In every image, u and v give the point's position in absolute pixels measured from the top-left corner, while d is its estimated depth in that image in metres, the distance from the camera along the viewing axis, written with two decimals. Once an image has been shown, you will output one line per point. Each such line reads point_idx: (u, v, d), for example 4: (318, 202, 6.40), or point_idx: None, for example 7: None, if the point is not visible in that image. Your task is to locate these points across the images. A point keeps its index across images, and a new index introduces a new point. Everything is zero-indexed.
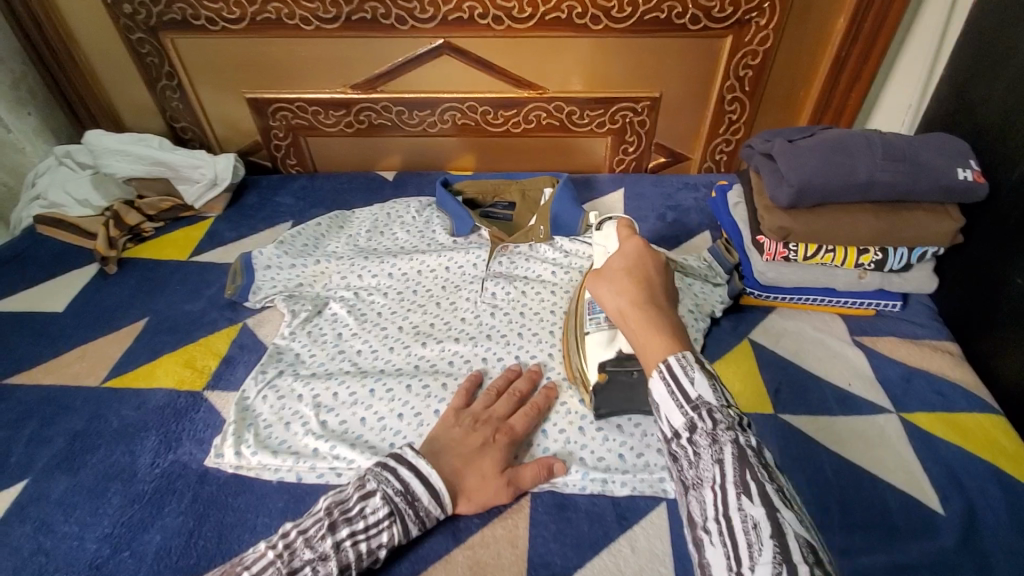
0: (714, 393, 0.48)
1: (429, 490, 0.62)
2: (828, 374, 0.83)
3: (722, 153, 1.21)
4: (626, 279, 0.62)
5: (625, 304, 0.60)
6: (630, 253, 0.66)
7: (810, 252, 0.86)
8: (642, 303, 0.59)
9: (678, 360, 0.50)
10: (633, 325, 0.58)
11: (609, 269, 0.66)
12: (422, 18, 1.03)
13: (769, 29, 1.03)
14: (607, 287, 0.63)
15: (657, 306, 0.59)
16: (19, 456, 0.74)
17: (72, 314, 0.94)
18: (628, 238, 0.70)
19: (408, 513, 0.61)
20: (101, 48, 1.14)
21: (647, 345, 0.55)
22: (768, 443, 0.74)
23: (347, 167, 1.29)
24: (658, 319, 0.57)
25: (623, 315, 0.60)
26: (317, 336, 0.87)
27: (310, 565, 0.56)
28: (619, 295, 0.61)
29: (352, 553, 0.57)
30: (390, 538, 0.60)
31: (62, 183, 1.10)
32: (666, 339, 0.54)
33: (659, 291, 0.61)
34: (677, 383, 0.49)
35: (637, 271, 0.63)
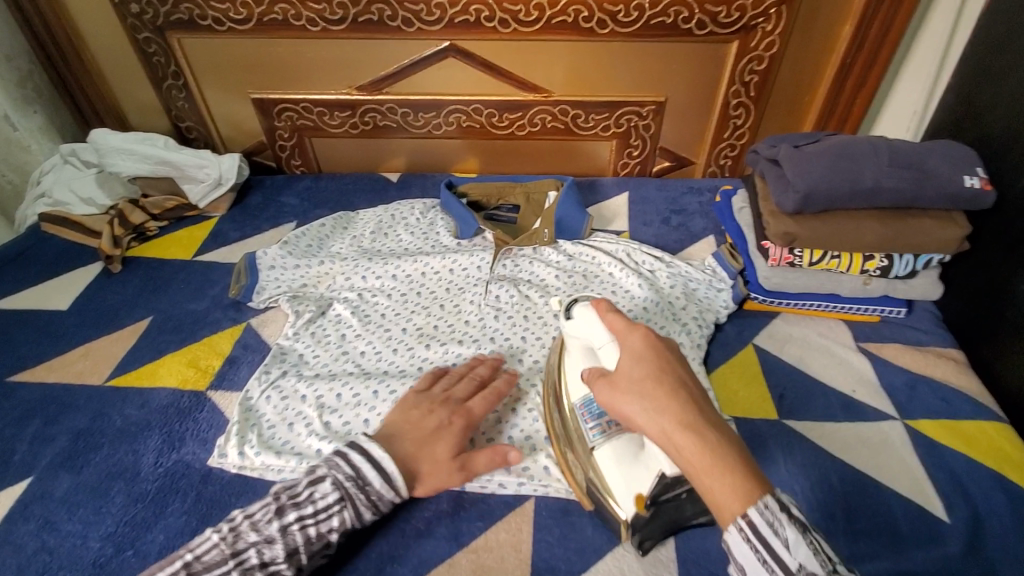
0: (808, 551, 0.43)
1: (380, 476, 0.60)
2: (832, 381, 0.83)
3: (726, 158, 1.21)
4: (656, 391, 0.50)
5: (669, 424, 0.48)
6: (643, 352, 0.54)
7: (815, 257, 0.86)
8: (689, 420, 0.48)
9: (764, 516, 0.43)
10: (690, 456, 0.46)
11: (625, 374, 0.53)
12: (428, 20, 1.03)
13: (776, 35, 1.03)
14: (637, 400, 0.50)
15: (707, 422, 0.48)
16: (23, 454, 0.73)
17: (77, 311, 0.94)
18: (628, 331, 0.58)
19: (359, 498, 0.59)
20: (107, 47, 1.14)
21: (717, 494, 0.45)
22: (771, 449, 0.74)
23: (351, 167, 1.29)
24: (715, 443, 0.46)
25: (667, 440, 0.48)
26: (321, 336, 0.87)
27: (254, 548, 0.57)
28: (658, 413, 0.48)
29: (298, 537, 0.57)
30: (341, 523, 0.59)
31: (67, 182, 1.11)
32: (737, 476, 0.45)
33: (699, 398, 0.50)
34: (772, 550, 0.43)
35: (667, 373, 0.51)
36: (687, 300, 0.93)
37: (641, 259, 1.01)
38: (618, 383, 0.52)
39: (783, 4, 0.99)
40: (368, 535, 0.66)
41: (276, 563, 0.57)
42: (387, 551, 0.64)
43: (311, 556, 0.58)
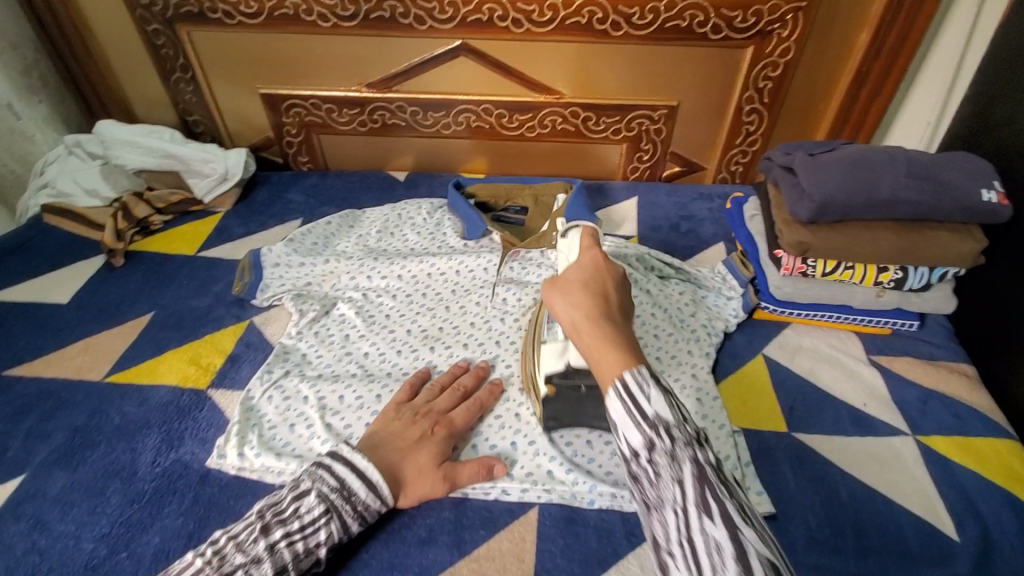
0: (669, 406, 0.43)
1: (365, 485, 0.62)
2: (842, 394, 0.81)
3: (737, 164, 1.20)
4: (580, 293, 0.56)
5: (578, 316, 0.54)
6: (587, 265, 0.60)
7: (829, 267, 0.84)
8: (597, 315, 0.53)
9: (632, 374, 0.45)
10: (587, 338, 0.52)
11: (562, 278, 0.59)
12: (440, 19, 1.02)
13: (792, 40, 1.01)
14: (558, 299, 0.56)
15: (613, 320, 0.53)
16: (17, 451, 0.72)
17: (77, 305, 0.93)
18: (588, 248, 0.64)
19: (345, 509, 0.61)
20: (115, 38, 1.13)
21: (600, 361, 0.49)
22: (779, 463, 0.73)
23: (358, 165, 1.28)
24: (611, 332, 0.51)
25: (575, 329, 0.53)
26: (324, 336, 0.86)
27: (242, 569, 0.55)
28: (572, 307, 0.54)
29: (288, 554, 0.57)
30: (328, 536, 0.59)
31: (70, 172, 1.09)
32: (619, 352, 0.48)
33: (620, 309, 0.56)
34: (633, 401, 0.44)
35: (594, 285, 0.57)
36: (696, 307, 0.92)
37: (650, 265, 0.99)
38: (551, 286, 0.58)
39: (800, 10, 0.98)
40: (366, 541, 0.64)
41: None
42: (386, 558, 0.63)
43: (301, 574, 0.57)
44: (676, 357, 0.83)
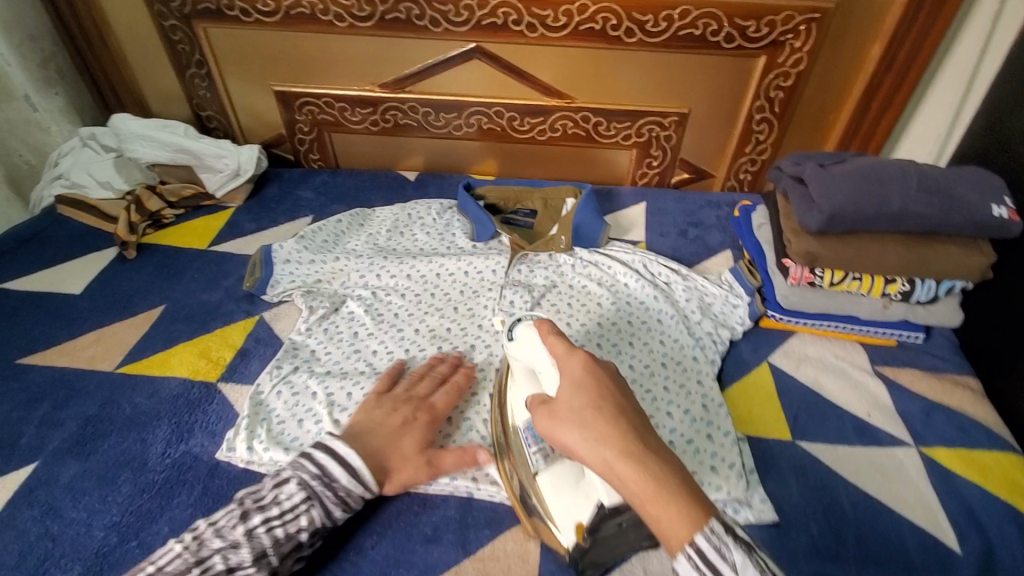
0: (757, 572, 0.41)
1: (346, 472, 0.62)
2: (846, 404, 0.82)
3: (746, 173, 1.20)
4: (598, 423, 0.49)
5: (609, 455, 0.47)
6: (582, 379, 0.53)
7: (837, 278, 0.85)
8: (631, 455, 0.46)
9: (711, 541, 0.42)
10: (635, 486, 0.45)
11: (564, 403, 0.52)
12: (455, 22, 1.03)
13: (804, 51, 1.02)
14: (576, 431, 0.49)
15: (650, 450, 0.47)
16: (29, 438, 0.73)
17: (90, 295, 0.94)
18: (568, 356, 0.57)
19: (325, 496, 0.60)
20: (132, 32, 1.14)
21: (659, 518, 0.44)
22: (783, 470, 0.73)
23: (368, 164, 1.28)
24: (660, 472, 0.45)
25: (610, 471, 0.47)
26: (333, 333, 0.87)
27: (219, 554, 0.57)
28: (600, 444, 0.47)
29: (266, 539, 0.58)
30: (309, 522, 0.60)
31: (84, 164, 1.10)
32: (681, 505, 0.44)
33: (642, 423, 0.50)
34: (719, 574, 0.41)
35: (604, 400, 0.51)
36: (703, 314, 0.92)
37: (658, 271, 1.00)
38: (560, 417, 0.51)
39: (813, 21, 0.98)
40: (373, 538, 0.65)
41: (245, 565, 0.57)
42: (393, 554, 0.64)
43: (282, 558, 0.58)
44: (681, 363, 0.84)
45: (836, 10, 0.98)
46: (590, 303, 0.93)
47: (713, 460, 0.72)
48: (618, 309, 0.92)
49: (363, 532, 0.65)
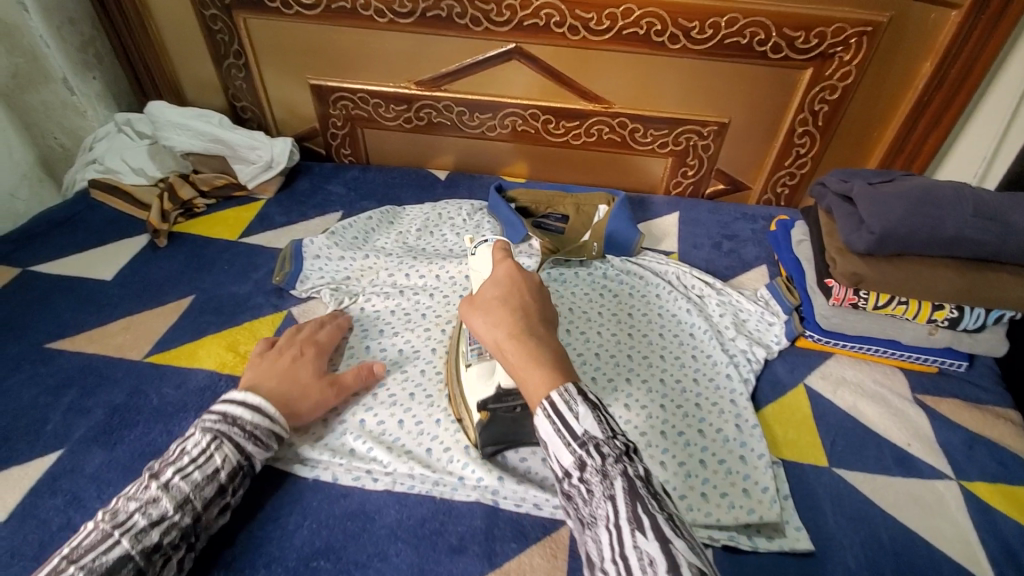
0: (596, 424, 0.49)
1: (245, 409, 0.64)
2: (886, 432, 0.79)
3: (784, 186, 1.18)
4: (500, 312, 0.58)
5: (500, 335, 0.56)
6: (501, 279, 0.62)
7: (882, 301, 0.82)
8: (514, 337, 0.56)
9: (562, 395, 0.50)
10: (512, 358, 0.55)
11: (481, 294, 0.61)
12: (497, 21, 1.02)
13: (853, 65, 0.99)
14: (478, 318, 0.59)
15: (534, 334, 0.56)
16: (56, 424, 0.73)
17: (120, 283, 0.94)
18: (501, 261, 0.66)
19: (232, 433, 0.62)
20: (173, 20, 1.14)
21: (527, 382, 0.53)
22: (820, 500, 0.71)
23: (400, 162, 1.28)
24: (537, 349, 0.54)
25: (499, 346, 0.57)
26: (360, 331, 0.86)
27: (138, 512, 0.55)
28: (496, 326, 0.57)
29: (186, 484, 0.58)
30: (224, 461, 0.60)
31: (119, 149, 1.12)
32: (545, 370, 0.52)
33: (538, 314, 0.59)
34: (562, 420, 0.49)
35: (512, 296, 0.60)
36: (737, 331, 0.90)
37: (691, 283, 0.98)
38: (474, 309, 0.60)
39: (865, 34, 0.96)
40: (398, 543, 0.64)
41: (168, 515, 0.56)
42: (416, 562, 0.62)
43: (206, 502, 0.59)
44: (714, 380, 0.82)
45: (891, 23, 0.95)
46: (621, 314, 0.91)
47: (746, 482, 0.70)
48: (649, 321, 0.91)
49: (387, 537, 0.64)
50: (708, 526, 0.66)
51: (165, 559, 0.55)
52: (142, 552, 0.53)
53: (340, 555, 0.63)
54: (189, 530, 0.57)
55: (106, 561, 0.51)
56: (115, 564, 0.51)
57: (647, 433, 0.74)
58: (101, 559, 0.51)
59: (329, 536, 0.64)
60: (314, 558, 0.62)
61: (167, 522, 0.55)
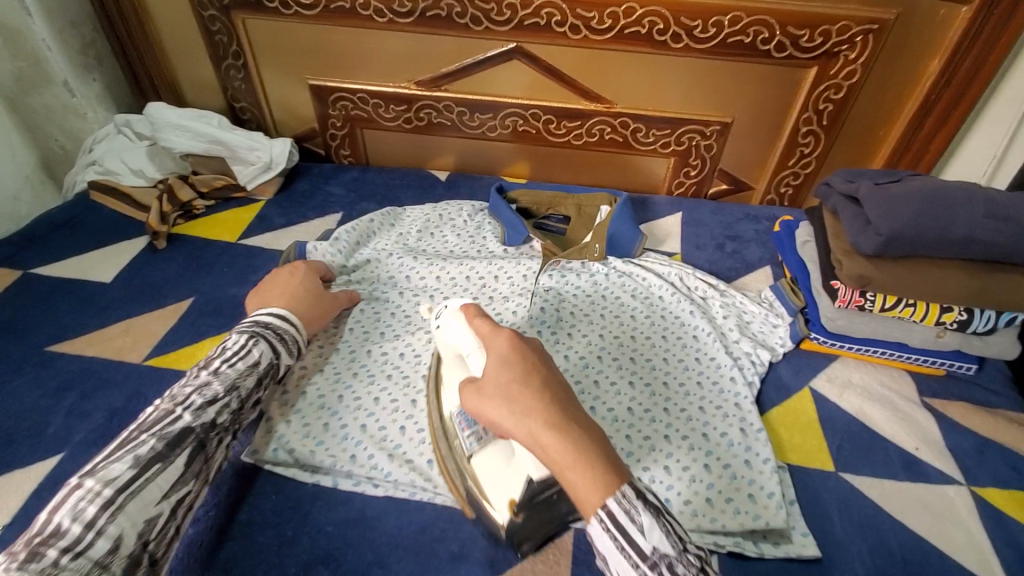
0: (662, 535, 0.47)
1: (273, 318, 0.72)
2: (894, 436, 0.78)
3: (788, 186, 1.16)
4: (526, 400, 0.50)
5: (535, 427, 0.48)
6: (507, 354, 0.54)
7: (888, 304, 0.81)
8: (550, 432, 0.48)
9: (622, 505, 0.46)
10: (552, 460, 0.48)
11: (492, 378, 0.53)
12: (498, 20, 1.01)
13: (859, 63, 0.98)
14: (496, 408, 0.51)
15: (571, 418, 0.49)
16: (56, 428, 0.72)
17: (121, 285, 0.93)
18: (493, 334, 0.58)
19: (266, 333, 0.69)
20: (171, 20, 1.14)
21: (576, 487, 0.47)
22: (828, 506, 0.70)
23: (400, 162, 1.27)
24: (581, 442, 0.48)
25: (534, 443, 0.49)
26: (359, 334, 0.85)
27: (196, 393, 0.60)
28: (526, 418, 0.49)
29: (231, 373, 0.64)
30: (260, 355, 0.67)
31: (118, 151, 1.11)
32: (598, 475, 0.47)
33: (566, 399, 0.51)
34: (626, 536, 0.46)
35: (529, 374, 0.52)
36: (741, 332, 0.89)
37: (694, 284, 0.97)
38: (487, 397, 0.52)
39: (871, 32, 0.94)
40: (398, 551, 0.63)
41: (220, 396, 0.61)
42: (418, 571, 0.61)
43: (249, 391, 0.65)
44: (717, 383, 0.81)
45: (897, 20, 0.93)
46: (623, 316, 0.90)
47: (751, 487, 0.69)
48: (652, 323, 0.90)
49: (388, 547, 0.63)
50: (713, 532, 0.66)
51: (218, 439, 0.60)
52: (202, 427, 0.59)
53: (341, 564, 0.62)
54: (236, 415, 0.63)
55: (173, 430, 0.56)
56: (181, 434, 0.57)
57: (652, 439, 0.73)
58: (169, 428, 0.56)
59: (330, 543, 0.63)
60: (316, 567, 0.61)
61: (220, 402, 0.61)
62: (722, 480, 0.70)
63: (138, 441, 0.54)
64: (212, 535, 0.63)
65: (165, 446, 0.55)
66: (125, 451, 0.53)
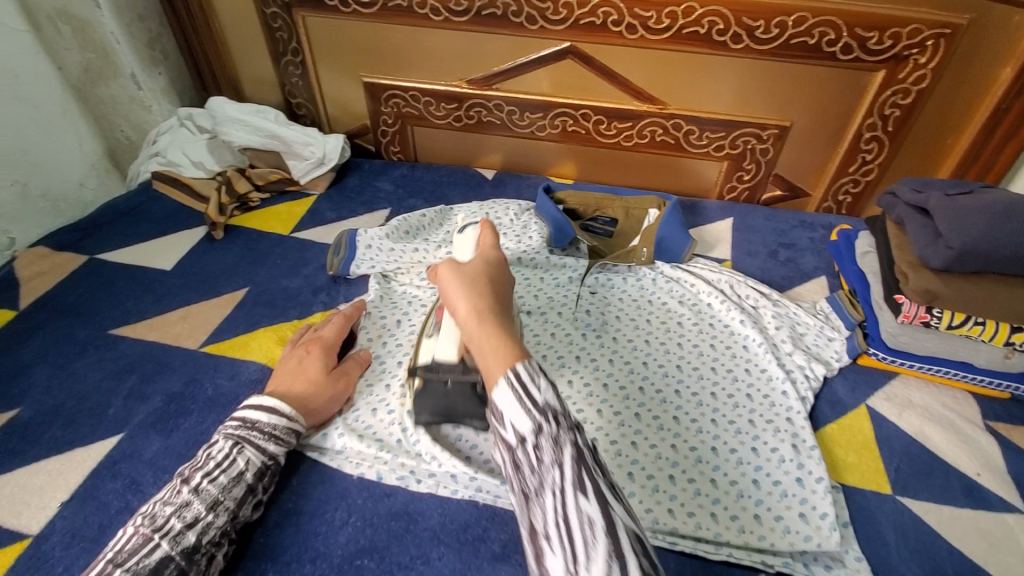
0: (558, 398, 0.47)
1: (263, 413, 0.66)
2: (955, 460, 0.74)
3: (846, 194, 1.12)
4: (481, 288, 0.57)
5: (476, 305, 0.55)
6: (492, 262, 0.63)
7: (956, 321, 0.77)
8: (487, 314, 0.54)
9: (527, 366, 0.47)
10: (477, 330, 0.53)
11: (469, 265, 0.60)
12: (553, 19, 1.00)
13: (929, 68, 0.93)
14: (457, 279, 0.58)
15: (500, 314, 0.55)
16: (117, 409, 0.76)
17: (179, 273, 0.97)
18: (489, 247, 0.66)
19: (253, 436, 0.64)
20: (234, 18, 1.17)
21: (488, 357, 0.50)
22: (883, 530, 0.67)
23: (448, 160, 1.28)
24: (501, 326, 0.53)
25: (471, 317, 0.54)
26: (406, 324, 0.86)
27: (174, 516, 0.56)
28: (475, 297, 0.56)
29: (214, 488, 0.59)
30: (247, 462, 0.62)
31: (180, 144, 1.15)
32: (508, 346, 0.50)
33: (504, 307, 0.57)
34: (524, 390, 0.46)
35: (491, 278, 0.60)
36: (794, 344, 0.86)
37: (745, 293, 0.94)
38: (455, 273, 0.58)
39: (944, 36, 0.90)
40: (440, 547, 0.64)
41: (202, 517, 0.57)
42: (457, 567, 0.62)
43: (238, 501, 0.61)
44: (768, 397, 0.78)
45: (973, 24, 0.88)
46: (669, 323, 0.89)
47: (801, 506, 0.66)
48: (700, 331, 0.88)
49: (429, 540, 0.64)
50: (761, 549, 0.64)
51: (207, 557, 0.57)
52: (182, 553, 0.55)
53: (384, 556, 0.63)
54: (227, 528, 0.59)
55: (149, 562, 0.53)
56: (158, 565, 0.53)
57: (699, 450, 0.72)
58: (144, 561, 0.52)
59: (375, 533, 0.65)
60: (360, 558, 0.63)
61: (202, 522, 0.57)
62: (771, 497, 0.67)
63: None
64: (258, 523, 0.65)
65: None
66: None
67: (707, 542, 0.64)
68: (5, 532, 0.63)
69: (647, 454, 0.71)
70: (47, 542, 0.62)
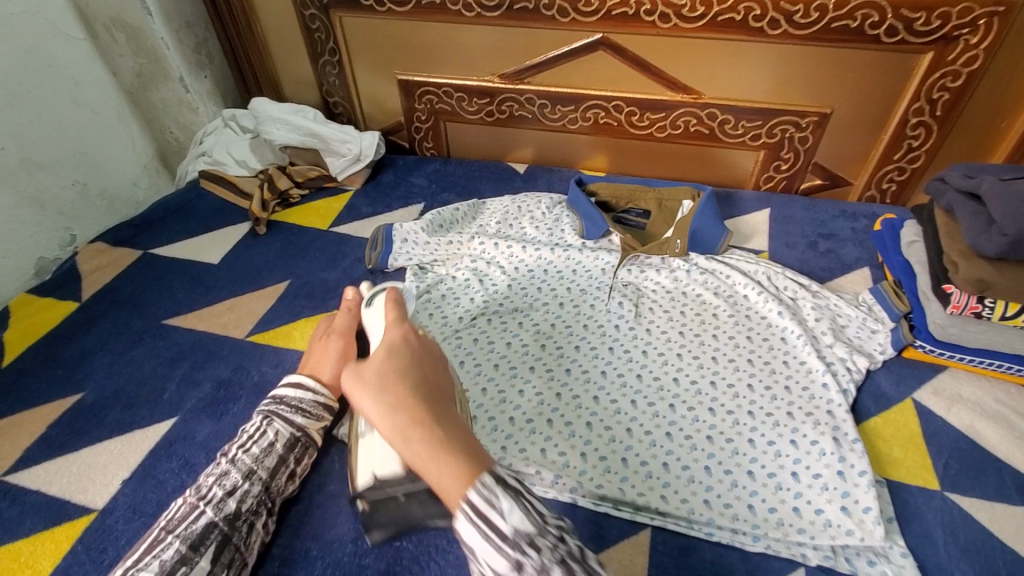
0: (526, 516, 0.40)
1: (290, 388, 0.70)
2: (1010, 457, 0.70)
3: (890, 183, 1.08)
4: (397, 390, 0.44)
5: (399, 417, 0.42)
6: (395, 345, 0.48)
7: (1010, 312, 0.74)
8: (416, 427, 0.41)
9: (481, 493, 0.39)
10: (414, 451, 0.41)
11: (369, 362, 0.46)
12: (585, 11, 1.00)
13: (981, 49, 0.89)
14: (369, 390, 0.44)
15: (441, 412, 0.43)
16: (171, 394, 0.80)
17: (225, 267, 1.02)
18: (394, 322, 0.51)
19: (280, 409, 0.68)
20: (276, 21, 1.22)
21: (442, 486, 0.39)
22: (931, 526, 0.64)
23: (480, 155, 1.30)
24: (443, 435, 0.41)
25: (396, 436, 0.41)
26: (452, 299, 0.89)
27: (214, 486, 0.60)
28: (391, 410, 0.42)
29: (248, 458, 0.63)
30: (275, 433, 0.65)
31: (226, 145, 1.19)
32: (461, 462, 0.40)
33: (440, 407, 0.44)
34: (488, 523, 0.39)
35: (413, 365, 0.46)
36: (835, 335, 0.84)
37: (783, 284, 0.93)
38: (358, 380, 0.45)
39: (997, 15, 0.86)
40: None
41: (240, 484, 0.61)
42: None
43: (271, 471, 0.63)
44: (807, 389, 0.77)
45: None
46: (703, 313, 0.88)
47: (843, 500, 0.65)
48: (737, 322, 0.87)
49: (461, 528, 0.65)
50: (800, 542, 0.63)
51: (248, 524, 0.60)
52: (225, 520, 0.58)
53: (420, 539, 0.64)
54: (263, 497, 0.62)
55: (196, 528, 0.57)
56: (203, 532, 0.56)
57: (734, 441, 0.71)
58: (191, 527, 0.56)
59: None
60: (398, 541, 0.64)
61: (240, 490, 0.60)
62: (809, 490, 0.66)
63: (164, 544, 0.55)
64: (303, 503, 0.68)
65: (186, 549, 0.55)
66: (151, 557, 0.54)
67: (744, 533, 0.64)
68: (74, 506, 0.68)
69: (683, 444, 0.71)
70: (110, 517, 0.66)
